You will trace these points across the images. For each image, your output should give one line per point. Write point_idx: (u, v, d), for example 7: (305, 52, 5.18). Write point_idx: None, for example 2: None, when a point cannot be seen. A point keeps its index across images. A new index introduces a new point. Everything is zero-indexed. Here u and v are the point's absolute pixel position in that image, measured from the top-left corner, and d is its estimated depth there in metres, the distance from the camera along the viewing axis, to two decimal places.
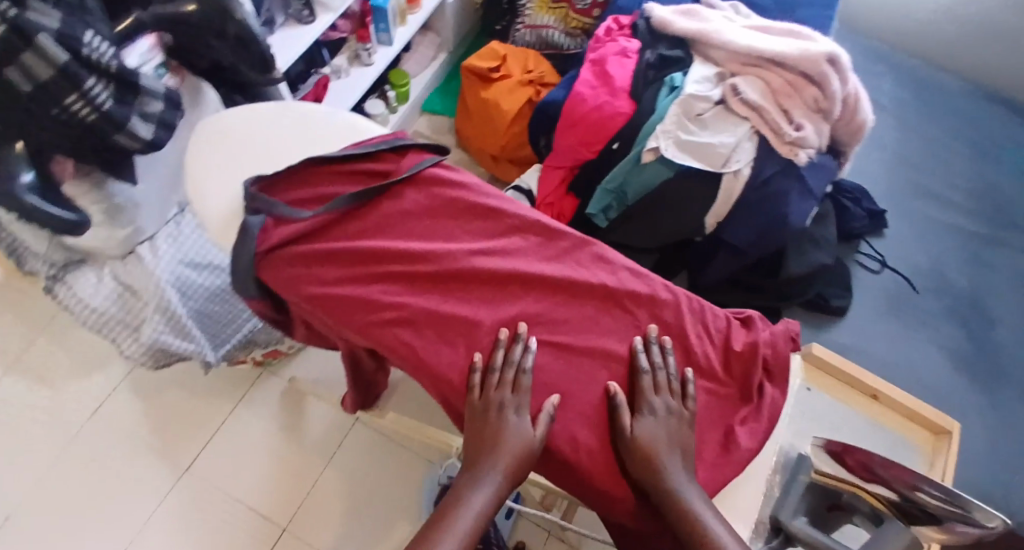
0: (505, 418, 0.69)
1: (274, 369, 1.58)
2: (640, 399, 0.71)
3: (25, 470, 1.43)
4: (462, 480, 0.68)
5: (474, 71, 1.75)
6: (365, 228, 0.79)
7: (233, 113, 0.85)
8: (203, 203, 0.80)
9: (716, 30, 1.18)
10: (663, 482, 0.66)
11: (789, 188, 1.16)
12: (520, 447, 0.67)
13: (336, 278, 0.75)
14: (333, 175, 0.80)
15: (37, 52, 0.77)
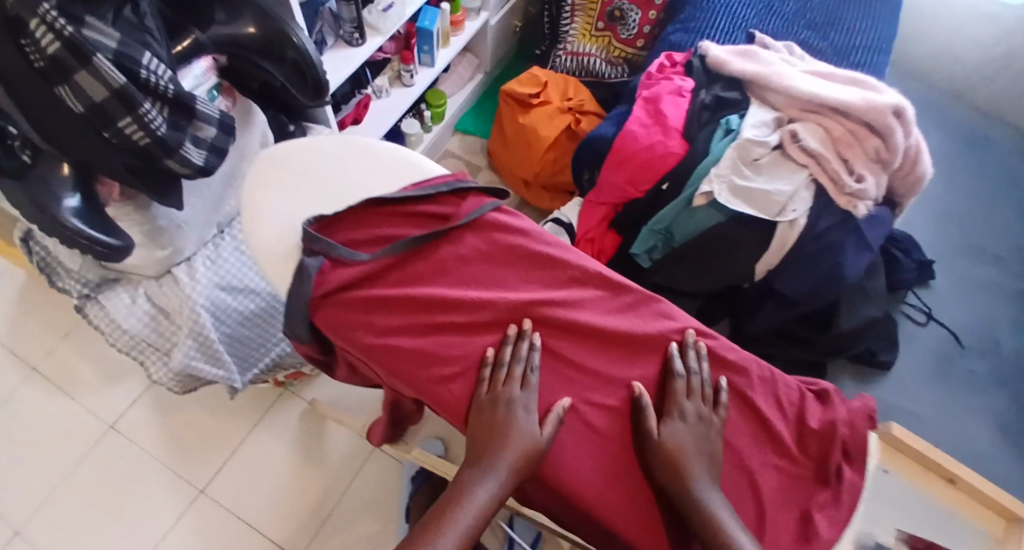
0: (503, 413, 0.68)
1: (296, 389, 1.54)
2: (670, 403, 0.71)
3: (38, 483, 1.40)
4: (465, 474, 0.66)
5: (512, 96, 1.71)
6: (421, 272, 0.75)
7: (289, 145, 0.82)
8: (256, 239, 0.76)
9: (776, 74, 1.15)
10: (688, 488, 0.65)
11: (845, 240, 1.12)
12: (526, 443, 0.66)
13: (392, 327, 0.72)
14: (390, 217, 0.77)
15: (93, 73, 0.74)
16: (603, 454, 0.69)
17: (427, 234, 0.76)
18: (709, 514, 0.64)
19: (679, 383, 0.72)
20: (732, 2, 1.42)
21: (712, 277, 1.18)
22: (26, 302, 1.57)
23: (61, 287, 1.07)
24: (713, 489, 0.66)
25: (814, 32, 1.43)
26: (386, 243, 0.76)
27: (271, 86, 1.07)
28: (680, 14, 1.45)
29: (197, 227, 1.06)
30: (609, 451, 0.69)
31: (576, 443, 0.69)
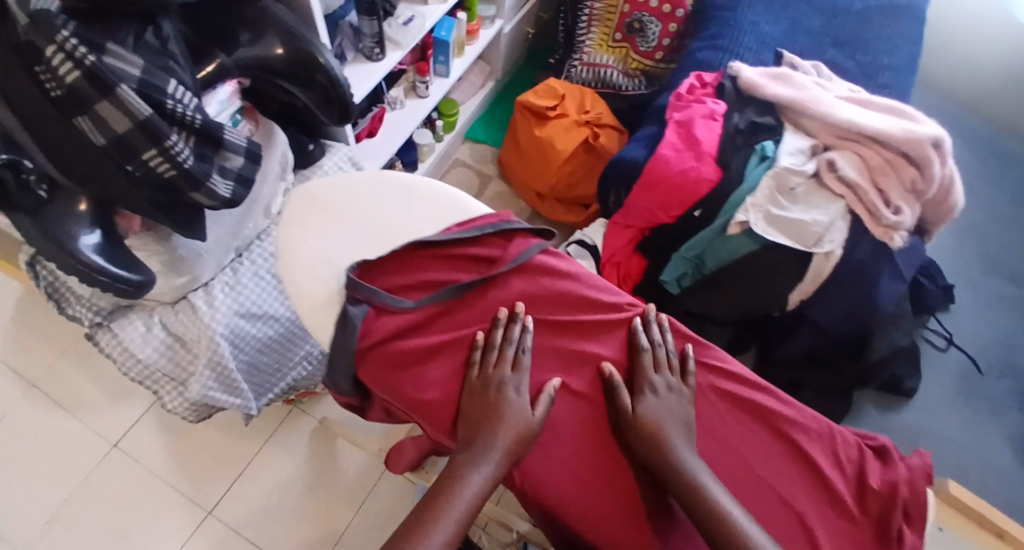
0: (504, 391, 0.68)
1: (305, 406, 1.47)
2: (641, 379, 0.72)
3: (33, 510, 1.32)
4: (458, 460, 0.65)
5: (529, 108, 1.67)
6: (463, 317, 0.74)
7: (325, 183, 0.80)
8: (297, 284, 0.74)
9: (812, 99, 1.12)
10: (669, 457, 0.66)
11: (880, 270, 1.11)
12: (519, 425, 0.66)
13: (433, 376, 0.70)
14: (433, 261, 0.75)
15: (117, 104, 0.69)
16: (582, 440, 0.70)
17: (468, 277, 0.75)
18: (696, 484, 0.65)
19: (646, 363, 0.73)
20: (760, 19, 1.39)
21: (745, 305, 1.16)
22: (21, 314, 1.48)
23: (70, 315, 1.01)
24: (698, 458, 0.67)
25: (840, 51, 1.41)
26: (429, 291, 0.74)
27: (292, 107, 1.03)
28: (706, 31, 1.42)
29: (218, 252, 1.01)
30: (594, 433, 0.71)
31: (558, 429, 0.70)
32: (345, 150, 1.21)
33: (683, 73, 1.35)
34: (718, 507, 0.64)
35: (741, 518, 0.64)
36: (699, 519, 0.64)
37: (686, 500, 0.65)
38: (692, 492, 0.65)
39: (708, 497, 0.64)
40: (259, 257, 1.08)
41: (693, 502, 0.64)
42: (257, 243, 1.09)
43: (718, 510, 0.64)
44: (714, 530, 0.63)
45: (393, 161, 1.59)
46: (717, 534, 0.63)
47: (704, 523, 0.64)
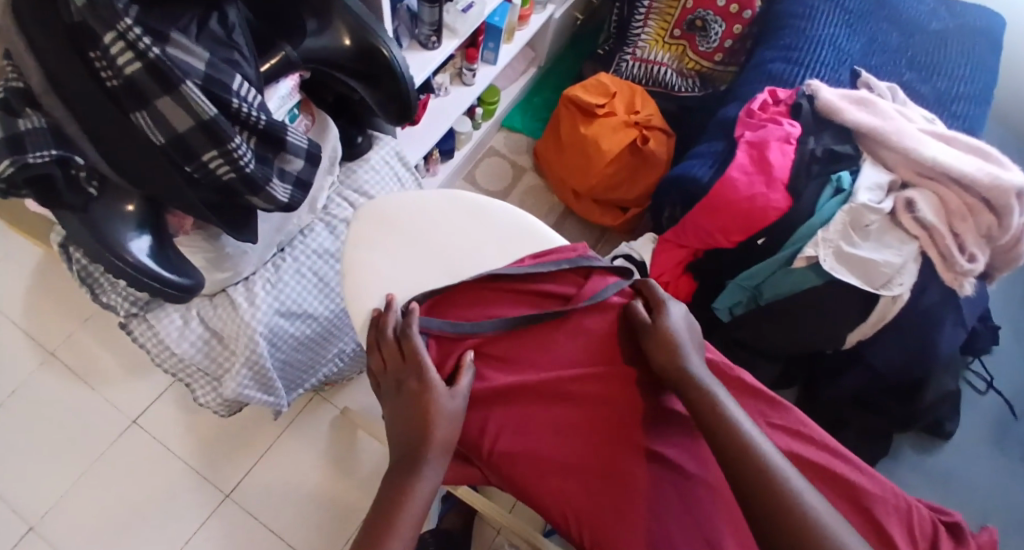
0: (408, 385, 0.69)
1: (327, 394, 1.39)
2: (653, 299, 0.76)
3: (36, 483, 1.25)
4: (399, 471, 0.65)
5: (575, 103, 1.58)
6: (528, 356, 0.75)
7: (397, 198, 0.83)
8: (369, 307, 0.76)
9: (897, 131, 1.08)
10: (682, 368, 0.70)
11: (945, 316, 1.06)
12: (442, 416, 0.67)
13: (494, 418, 0.72)
14: (504, 296, 0.77)
15: (180, 101, 0.63)
16: (612, 444, 0.72)
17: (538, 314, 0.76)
18: (711, 395, 0.68)
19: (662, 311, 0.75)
20: (837, 33, 1.33)
21: (803, 340, 1.11)
22: (41, 278, 1.41)
23: (104, 303, 0.93)
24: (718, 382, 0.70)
25: (917, 74, 1.33)
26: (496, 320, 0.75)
27: (346, 99, 1.04)
28: (779, 39, 1.34)
29: (262, 248, 0.95)
30: (616, 440, 0.72)
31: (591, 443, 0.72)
32: (393, 143, 1.15)
33: (756, 84, 1.27)
34: (727, 413, 0.66)
35: (748, 428, 0.66)
36: (708, 423, 0.66)
37: (700, 409, 0.67)
38: (707, 402, 0.67)
39: (721, 407, 0.67)
40: (301, 254, 1.02)
41: (706, 409, 0.67)
42: (299, 238, 1.03)
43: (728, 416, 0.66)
44: (719, 434, 0.65)
45: (431, 149, 1.52)
46: (719, 432, 0.65)
47: (711, 430, 0.66)
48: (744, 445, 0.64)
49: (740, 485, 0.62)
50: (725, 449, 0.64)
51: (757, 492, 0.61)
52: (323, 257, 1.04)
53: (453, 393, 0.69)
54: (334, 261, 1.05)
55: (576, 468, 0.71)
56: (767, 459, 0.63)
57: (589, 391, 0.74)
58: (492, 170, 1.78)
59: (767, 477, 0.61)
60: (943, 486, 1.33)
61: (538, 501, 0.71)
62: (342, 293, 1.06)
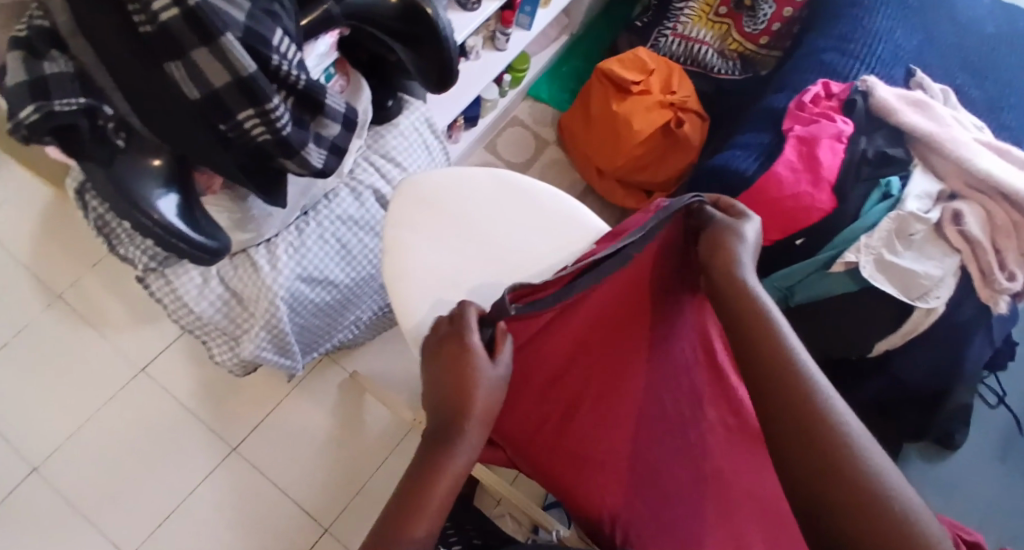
0: (449, 349, 0.65)
1: (335, 356, 1.36)
2: (711, 222, 0.68)
3: (37, 427, 1.23)
4: (437, 439, 0.61)
5: (610, 77, 1.52)
6: (571, 337, 0.72)
7: (441, 175, 0.80)
8: (407, 290, 0.74)
9: (950, 138, 1.04)
10: (735, 286, 0.63)
11: (976, 332, 1.03)
12: (487, 387, 0.63)
13: (541, 416, 0.74)
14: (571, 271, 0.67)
15: (218, 55, 0.58)
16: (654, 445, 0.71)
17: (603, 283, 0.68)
18: (801, 374, 0.55)
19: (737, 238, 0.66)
20: (892, 27, 1.27)
21: (832, 345, 1.07)
22: (49, 220, 1.37)
23: (121, 255, 0.89)
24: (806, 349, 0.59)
25: (969, 77, 1.28)
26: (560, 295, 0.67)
27: (381, 59, 0.97)
28: (834, 28, 1.28)
29: (288, 211, 0.92)
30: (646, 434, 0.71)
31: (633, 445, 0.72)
32: (422, 109, 1.10)
33: (807, 75, 1.21)
34: (817, 391, 0.54)
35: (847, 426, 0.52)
36: (771, 402, 0.55)
37: (769, 382, 0.56)
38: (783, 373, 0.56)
39: (803, 382, 0.55)
40: (325, 219, 0.98)
41: (780, 389, 0.55)
42: (324, 202, 0.99)
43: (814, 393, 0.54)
44: (790, 416, 0.53)
45: (456, 115, 1.47)
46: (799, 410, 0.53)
47: (779, 408, 0.54)
48: (824, 428, 0.52)
49: (797, 485, 0.51)
50: (796, 436, 0.52)
51: (832, 498, 0.49)
52: (346, 223, 1.00)
53: (494, 365, 0.65)
54: (359, 229, 1.02)
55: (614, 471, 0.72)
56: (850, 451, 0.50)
57: (630, 391, 0.72)
58: (514, 140, 1.72)
59: (842, 471, 0.49)
60: (943, 498, 1.32)
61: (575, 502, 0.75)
62: (364, 262, 1.03)
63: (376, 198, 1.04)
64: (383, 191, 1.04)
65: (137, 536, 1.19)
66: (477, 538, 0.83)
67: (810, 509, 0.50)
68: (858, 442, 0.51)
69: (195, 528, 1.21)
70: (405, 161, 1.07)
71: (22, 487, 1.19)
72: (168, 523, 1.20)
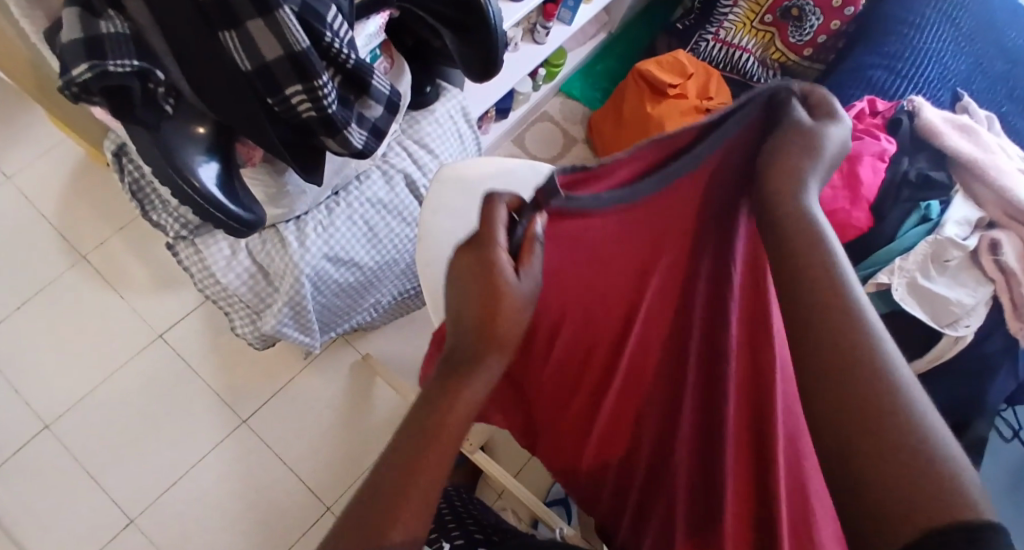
0: (480, 257, 0.52)
1: (350, 337, 1.36)
2: (790, 124, 0.55)
3: (52, 384, 1.24)
4: (455, 365, 0.50)
5: (647, 78, 1.50)
6: (613, 275, 0.65)
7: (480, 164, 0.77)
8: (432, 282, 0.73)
9: (994, 166, 1.02)
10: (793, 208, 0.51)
11: (1001, 364, 1.00)
12: (519, 308, 0.52)
13: (578, 369, 0.70)
14: (632, 169, 0.59)
15: (273, 28, 0.57)
16: (681, 420, 0.64)
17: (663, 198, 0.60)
18: (847, 309, 0.44)
19: (811, 155, 0.53)
20: (941, 50, 1.24)
21: None
22: (78, 180, 1.37)
23: (154, 221, 0.90)
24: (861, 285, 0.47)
25: (1015, 106, 1.25)
26: (617, 196, 0.60)
27: (425, 45, 0.97)
28: (882, 45, 1.26)
29: (320, 190, 0.92)
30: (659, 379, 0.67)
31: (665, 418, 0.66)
32: (459, 98, 1.09)
33: (850, 91, 1.21)
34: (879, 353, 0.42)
35: (898, 373, 0.41)
36: (809, 370, 0.44)
37: (815, 318, 0.45)
38: (835, 330, 0.44)
39: (853, 324, 0.43)
40: (355, 201, 0.98)
41: (819, 321, 0.45)
42: (355, 183, 0.99)
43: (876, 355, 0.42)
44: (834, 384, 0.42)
45: (489, 107, 1.46)
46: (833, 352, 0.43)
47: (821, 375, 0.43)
48: (880, 401, 0.40)
49: (825, 435, 0.41)
50: (825, 376, 0.42)
51: (863, 461, 0.39)
52: (376, 207, 1.00)
53: (521, 278, 0.53)
54: (388, 214, 1.01)
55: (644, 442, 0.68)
56: (904, 410, 0.39)
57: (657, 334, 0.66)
58: (542, 135, 1.70)
59: (893, 455, 0.38)
60: None
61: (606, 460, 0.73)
62: (390, 246, 1.02)
63: (407, 185, 1.03)
64: (414, 177, 1.03)
65: (143, 500, 1.20)
66: (479, 534, 0.81)
67: (847, 484, 0.39)
68: (912, 396, 0.40)
69: (200, 496, 1.21)
70: (437, 149, 1.06)
71: (34, 442, 1.20)
72: (175, 489, 1.21)
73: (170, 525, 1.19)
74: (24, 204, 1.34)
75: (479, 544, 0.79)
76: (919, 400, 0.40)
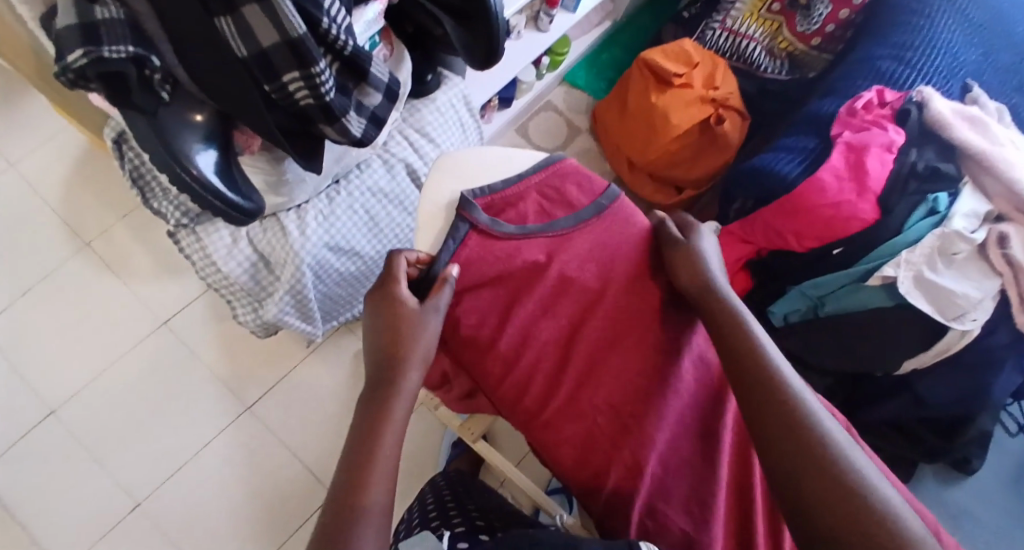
0: (390, 299, 0.65)
1: (352, 326, 1.35)
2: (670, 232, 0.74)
3: (57, 371, 1.24)
4: (370, 399, 0.61)
5: (654, 68, 1.48)
6: (550, 277, 0.72)
7: (481, 153, 0.78)
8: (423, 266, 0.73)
9: (1002, 158, 1.01)
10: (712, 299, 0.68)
11: (1006, 358, 0.99)
12: (422, 334, 0.64)
13: (525, 363, 0.71)
14: (536, 207, 0.76)
15: (269, 13, 0.57)
16: (598, 414, 0.69)
17: (580, 223, 0.75)
18: (780, 381, 0.60)
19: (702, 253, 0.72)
20: (951, 39, 1.22)
21: (858, 360, 1.03)
22: (81, 166, 1.37)
23: (154, 209, 0.89)
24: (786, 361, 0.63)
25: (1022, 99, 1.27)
26: (536, 227, 0.74)
27: (425, 34, 0.96)
28: (891, 35, 1.24)
29: (321, 178, 0.91)
30: (582, 378, 0.71)
31: (615, 406, 0.69)
32: (461, 86, 1.08)
33: (859, 81, 1.19)
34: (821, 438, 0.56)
35: (825, 426, 0.57)
36: (763, 436, 0.58)
37: (753, 387, 0.60)
38: (791, 425, 0.57)
39: (789, 392, 0.59)
40: (356, 189, 0.97)
41: (759, 388, 0.60)
42: (356, 172, 0.98)
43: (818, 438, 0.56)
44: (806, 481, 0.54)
45: (492, 96, 1.45)
46: (768, 406, 0.59)
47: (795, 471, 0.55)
48: (846, 491, 0.52)
49: (782, 470, 0.56)
50: (775, 428, 0.57)
51: (812, 487, 0.53)
52: (376, 195, 0.99)
53: (428, 307, 0.66)
54: (389, 202, 1.01)
55: (594, 433, 0.69)
56: (832, 453, 0.54)
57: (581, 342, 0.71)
58: (547, 125, 1.69)
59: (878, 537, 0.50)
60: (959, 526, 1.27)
61: (558, 462, 0.71)
62: (390, 235, 1.02)
63: (408, 173, 1.03)
64: (415, 166, 1.03)
65: (146, 486, 1.20)
66: (480, 521, 0.80)
67: (797, 506, 0.54)
68: (838, 443, 0.55)
69: (202, 484, 1.21)
70: (439, 138, 1.06)
71: (40, 429, 1.21)
72: (178, 476, 1.21)
73: (173, 512, 1.19)
74: (27, 191, 1.34)
75: (481, 533, 0.76)
76: (866, 474, 0.54)
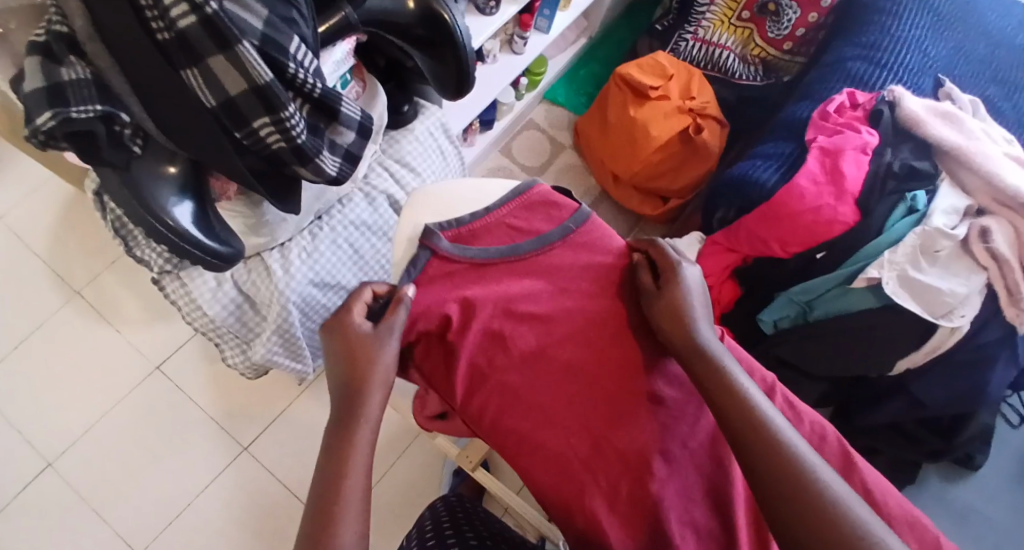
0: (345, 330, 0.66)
1: None
2: (644, 270, 0.74)
3: (53, 423, 1.24)
4: (331, 437, 0.61)
5: (629, 82, 1.49)
6: (514, 295, 0.72)
7: (455, 184, 0.81)
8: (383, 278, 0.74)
9: (979, 153, 1.01)
10: (690, 339, 0.67)
11: (1000, 353, 0.98)
12: (381, 366, 0.64)
13: (490, 383, 0.69)
14: (503, 236, 0.77)
15: (235, 64, 0.57)
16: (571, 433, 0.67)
17: (546, 246, 0.76)
18: (771, 430, 0.60)
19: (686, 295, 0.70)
20: (921, 37, 1.23)
21: (851, 363, 1.03)
22: (68, 216, 1.37)
23: (137, 256, 0.89)
24: (772, 408, 0.62)
25: (999, 89, 1.26)
26: (502, 250, 0.75)
27: (398, 65, 0.98)
28: (861, 36, 1.25)
29: (302, 216, 0.92)
30: (552, 394, 0.69)
31: (580, 420, 0.68)
32: (439, 114, 1.09)
33: (832, 84, 1.20)
34: (805, 473, 0.56)
35: (816, 470, 0.57)
36: (760, 479, 0.58)
37: (742, 436, 0.60)
38: (780, 471, 0.57)
39: (777, 439, 0.59)
40: (339, 223, 0.97)
41: (740, 431, 0.60)
42: (337, 207, 0.98)
43: (803, 472, 0.56)
44: (795, 514, 0.55)
45: (472, 120, 1.46)
46: (757, 451, 0.59)
47: (780, 502, 0.56)
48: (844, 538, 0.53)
49: (777, 513, 0.56)
50: (767, 477, 0.57)
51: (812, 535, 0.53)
52: (359, 228, 1.00)
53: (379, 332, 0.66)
54: (372, 234, 1.01)
55: (569, 452, 0.67)
56: (827, 500, 0.55)
57: (547, 361, 0.70)
58: (530, 144, 1.70)
59: None
60: None
61: (536, 482, 0.68)
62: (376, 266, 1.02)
63: (390, 203, 1.03)
64: (397, 197, 1.03)
65: (149, 533, 1.19)
66: (473, 539, 0.81)
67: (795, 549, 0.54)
68: (832, 490, 0.55)
69: (203, 526, 1.21)
70: (420, 167, 1.06)
71: (38, 483, 1.20)
72: (179, 520, 1.21)
73: None
74: (16, 244, 1.34)
75: None
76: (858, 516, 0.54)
